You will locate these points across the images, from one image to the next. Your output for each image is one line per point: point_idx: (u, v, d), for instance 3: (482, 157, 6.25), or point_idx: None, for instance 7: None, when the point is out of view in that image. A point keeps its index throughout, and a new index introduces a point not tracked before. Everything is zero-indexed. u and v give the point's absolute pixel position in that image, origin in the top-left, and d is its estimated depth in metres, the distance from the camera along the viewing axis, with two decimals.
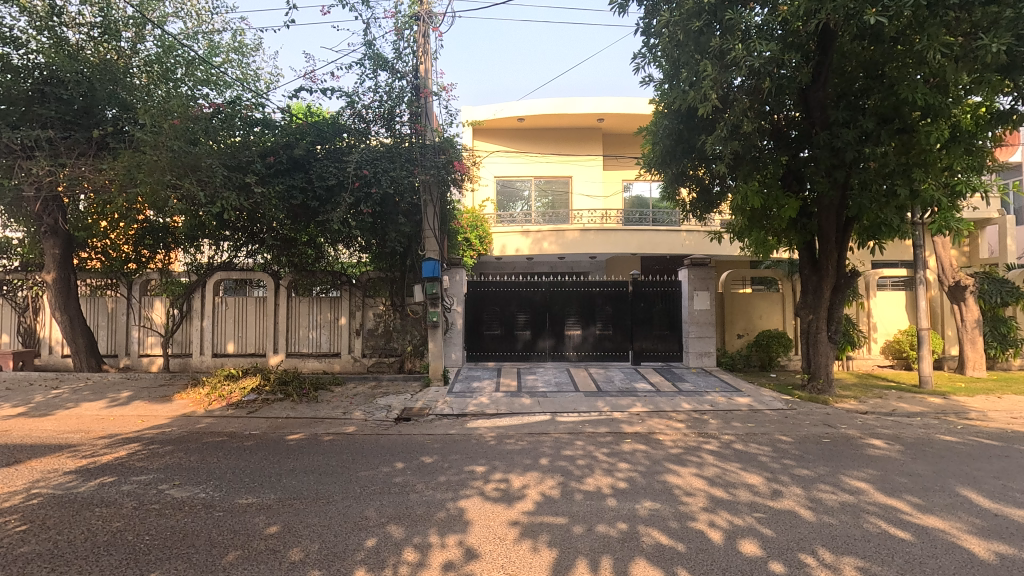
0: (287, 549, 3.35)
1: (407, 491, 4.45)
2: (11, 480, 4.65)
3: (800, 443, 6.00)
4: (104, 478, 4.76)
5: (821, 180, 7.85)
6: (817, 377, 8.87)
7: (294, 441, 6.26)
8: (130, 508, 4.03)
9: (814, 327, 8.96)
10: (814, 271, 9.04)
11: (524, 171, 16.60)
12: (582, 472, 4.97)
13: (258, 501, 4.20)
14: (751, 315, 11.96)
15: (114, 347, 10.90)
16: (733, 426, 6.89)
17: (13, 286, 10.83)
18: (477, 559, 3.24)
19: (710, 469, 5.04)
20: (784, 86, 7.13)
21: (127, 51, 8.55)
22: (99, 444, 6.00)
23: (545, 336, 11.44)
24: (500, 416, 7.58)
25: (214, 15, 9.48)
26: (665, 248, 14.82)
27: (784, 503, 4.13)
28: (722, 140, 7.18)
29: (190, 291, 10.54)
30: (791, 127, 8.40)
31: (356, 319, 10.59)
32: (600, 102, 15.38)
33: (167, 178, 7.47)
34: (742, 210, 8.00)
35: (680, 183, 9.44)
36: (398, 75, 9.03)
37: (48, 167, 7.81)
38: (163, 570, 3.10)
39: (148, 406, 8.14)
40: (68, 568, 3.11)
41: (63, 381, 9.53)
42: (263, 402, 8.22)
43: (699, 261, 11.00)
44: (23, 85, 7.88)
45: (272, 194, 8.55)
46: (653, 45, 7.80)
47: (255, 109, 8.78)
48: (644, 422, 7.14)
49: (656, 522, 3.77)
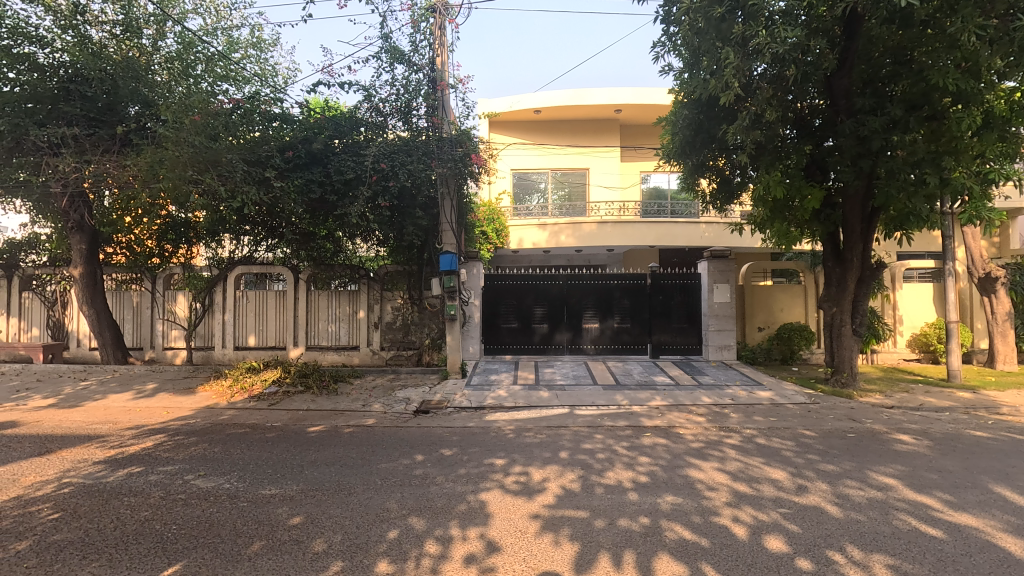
0: (310, 540, 3.38)
1: (427, 483, 4.47)
2: (43, 470, 4.77)
3: (825, 438, 5.89)
4: (132, 469, 4.85)
5: (846, 169, 7.62)
6: (841, 371, 8.70)
7: (314, 433, 6.32)
8: (157, 498, 4.11)
9: (838, 320, 8.78)
10: (838, 263, 8.83)
11: (540, 163, 16.55)
12: (603, 466, 4.94)
13: (281, 492, 4.25)
14: (773, 308, 11.78)
15: (139, 340, 11.12)
16: (755, 420, 6.80)
17: (42, 282, 11.09)
18: (499, 553, 3.24)
19: (732, 463, 4.97)
20: (809, 74, 6.99)
21: (149, 48, 8.69)
22: (126, 435, 6.12)
23: (562, 330, 11.39)
24: (518, 408, 7.57)
25: (233, 11, 9.58)
26: (683, 240, 14.61)
27: (810, 499, 4.05)
28: (743, 130, 7.08)
29: (212, 286, 10.75)
30: (815, 115, 8.17)
31: (374, 313, 10.71)
32: (616, 93, 15.20)
33: (188, 174, 7.57)
34: (764, 201, 7.81)
35: (700, 173, 9.32)
36: (415, 68, 9.02)
37: (74, 164, 7.97)
38: (190, 560, 3.14)
39: (173, 397, 8.30)
40: (99, 556, 3.18)
41: (91, 373, 9.75)
42: (284, 395, 8.32)
43: (720, 254, 10.97)
44: (49, 84, 8.00)
45: (291, 188, 8.59)
46: (673, 34, 7.67)
47: (273, 104, 8.86)
48: (664, 416, 7.07)
49: (678, 516, 3.72)
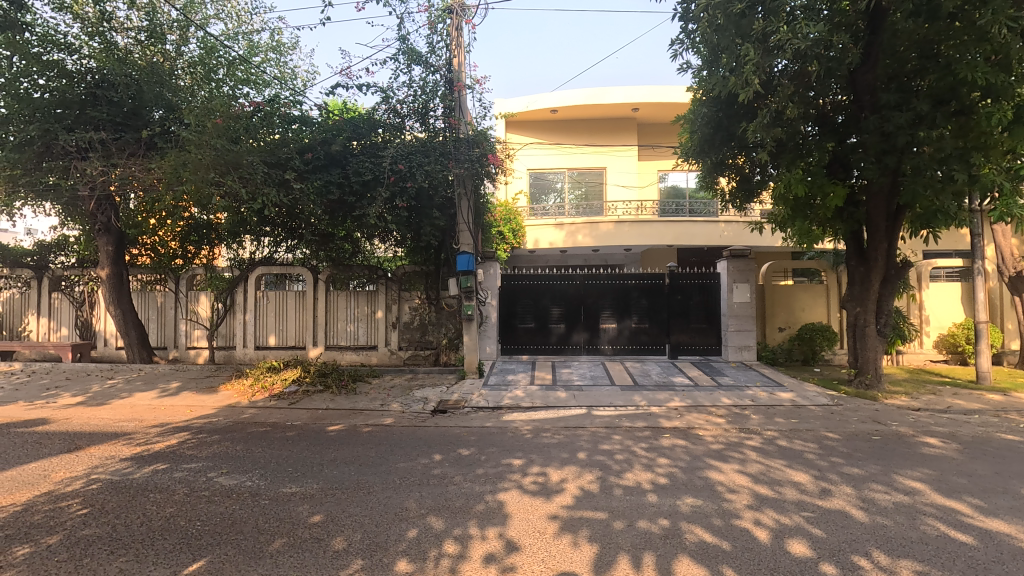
0: (330, 538, 3.41)
1: (445, 483, 4.48)
2: (72, 466, 4.90)
3: (848, 441, 5.78)
4: (157, 466, 4.96)
5: (871, 167, 7.42)
6: (865, 372, 8.52)
7: (333, 432, 6.38)
8: (182, 494, 4.19)
9: (861, 320, 8.59)
10: (861, 262, 8.65)
11: (557, 162, 16.52)
12: (621, 467, 4.90)
13: (302, 490, 4.30)
14: (794, 308, 11.60)
15: (163, 339, 11.34)
16: (776, 422, 6.70)
17: (71, 282, 11.38)
18: (517, 553, 3.23)
19: (753, 466, 4.90)
20: (832, 69, 6.85)
21: (172, 53, 8.87)
22: (152, 433, 6.25)
23: (579, 330, 11.34)
24: (535, 409, 7.56)
25: (253, 16, 9.74)
26: (702, 240, 14.48)
27: (834, 502, 3.97)
28: (763, 127, 6.96)
29: (233, 286, 10.91)
30: (838, 112, 8.00)
31: (392, 313, 10.80)
32: (633, 91, 15.11)
33: (211, 176, 7.70)
34: (785, 200, 7.67)
35: (719, 172, 9.19)
36: (432, 69, 9.07)
37: (101, 168, 8.18)
38: (214, 556, 3.19)
39: (196, 396, 8.43)
40: (127, 550, 3.25)
41: (117, 372, 9.96)
42: (304, 394, 8.42)
43: (739, 253, 10.83)
44: (77, 89, 8.19)
45: (310, 190, 8.67)
46: (691, 31, 7.59)
47: (293, 107, 9.00)
48: (683, 417, 6.99)
49: (699, 519, 3.68)
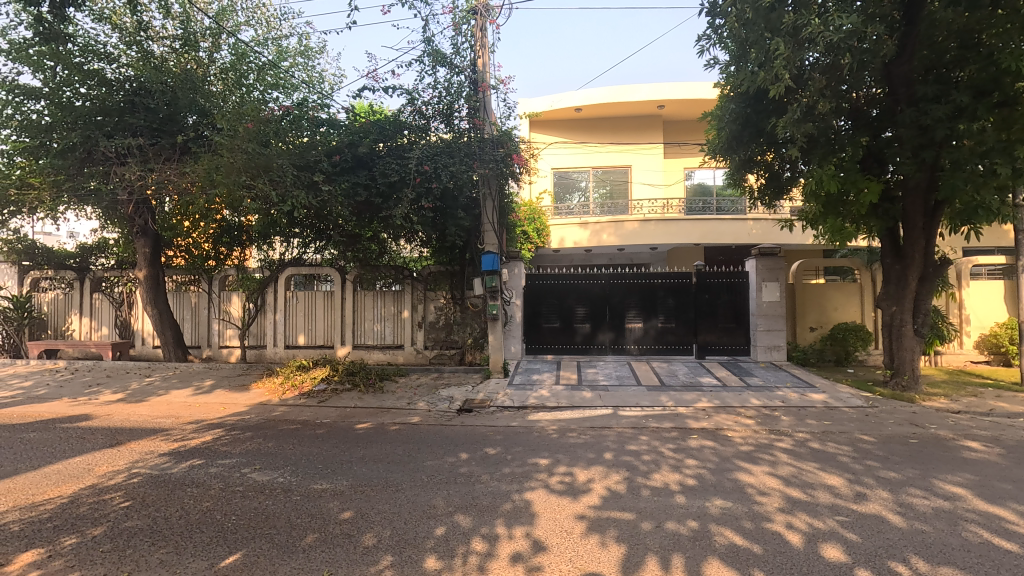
0: (360, 534, 3.47)
1: (472, 481, 4.51)
2: (114, 460, 5.09)
3: (884, 444, 5.62)
4: (194, 461, 5.11)
5: (907, 161, 7.17)
6: (901, 373, 8.25)
7: (362, 430, 6.49)
8: (217, 489, 4.32)
9: (898, 320, 8.35)
10: (898, 260, 8.42)
11: (581, 161, 16.45)
12: (649, 468, 4.87)
13: (332, 486, 4.39)
14: (826, 307, 11.31)
15: (197, 338, 11.66)
16: (808, 424, 6.55)
17: (110, 283, 11.80)
18: (545, 552, 3.23)
19: (784, 468, 4.80)
20: (866, 61, 6.62)
21: (205, 60, 9.12)
22: (188, 429, 6.45)
23: (605, 329, 11.26)
24: (561, 408, 7.54)
25: (282, 21, 9.93)
26: (729, 238, 14.27)
27: (870, 507, 3.87)
28: (793, 123, 6.83)
29: (264, 286, 11.13)
30: (872, 105, 7.76)
31: (418, 312, 10.90)
32: (658, 88, 14.95)
33: (242, 179, 7.90)
34: (816, 196, 7.48)
35: (747, 169, 9.03)
36: (456, 70, 9.12)
37: (139, 172, 8.43)
38: (248, 549, 3.27)
39: (229, 394, 8.66)
40: (166, 543, 3.36)
41: (155, 371, 10.30)
42: (333, 392, 8.58)
43: (768, 250, 10.58)
44: (116, 97, 8.50)
45: (338, 192, 8.80)
46: (718, 26, 7.47)
47: (321, 109, 9.19)
48: (711, 418, 6.89)
49: (728, 521, 3.63)
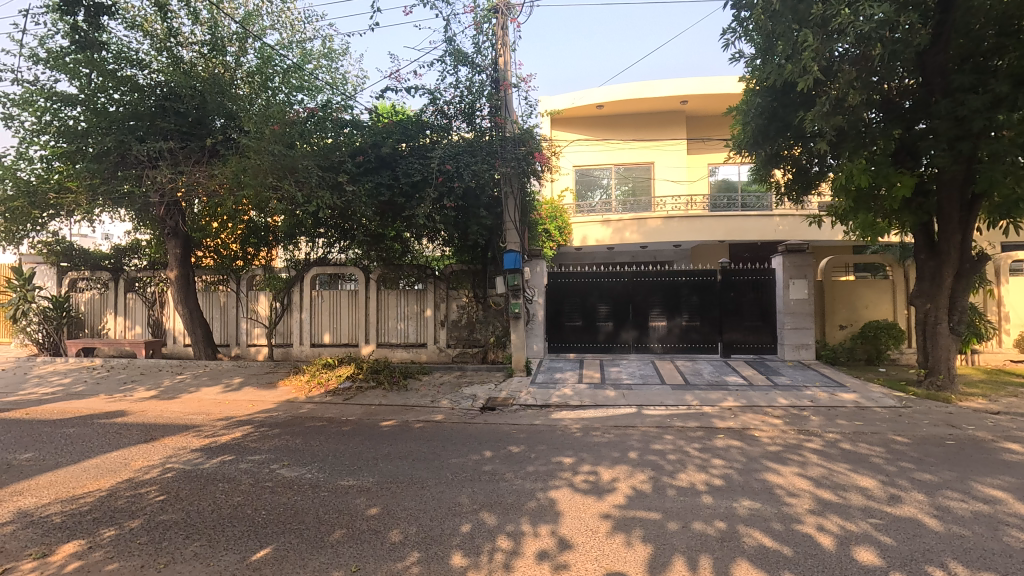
0: (387, 530, 3.51)
1: (497, 479, 4.52)
2: (148, 455, 5.24)
3: (919, 445, 5.46)
4: (225, 457, 5.23)
5: (942, 154, 6.96)
6: (936, 372, 8.01)
7: (387, 428, 6.56)
8: (248, 485, 4.41)
9: (932, 317, 8.09)
10: (932, 256, 8.16)
11: (603, 159, 16.34)
12: (674, 468, 4.81)
13: (358, 483, 4.44)
14: (857, 304, 11.02)
15: (226, 337, 11.90)
16: (838, 424, 6.40)
17: (143, 283, 12.14)
18: (570, 551, 3.23)
19: (815, 469, 4.71)
20: (898, 52, 6.41)
21: (233, 65, 9.32)
22: (218, 426, 6.60)
23: (628, 328, 11.18)
24: (584, 408, 7.50)
25: (306, 24, 10.09)
26: (755, 235, 14.05)
27: (905, 510, 3.77)
28: (821, 117, 6.68)
29: (290, 286, 11.30)
30: (904, 97, 7.48)
31: (441, 311, 10.97)
32: (682, 83, 14.76)
33: (269, 181, 8.07)
34: (846, 191, 7.27)
35: (774, 164, 8.86)
36: (478, 69, 9.15)
37: (169, 175, 8.66)
38: (279, 544, 3.34)
39: (257, 392, 8.85)
40: (199, 536, 3.45)
41: (186, 368, 10.58)
42: (357, 390, 8.69)
43: (796, 247, 10.39)
44: (148, 103, 8.73)
45: (362, 192, 8.88)
46: (744, 19, 7.34)
47: (344, 111, 9.29)
48: (738, 418, 6.78)
49: (757, 522, 3.57)
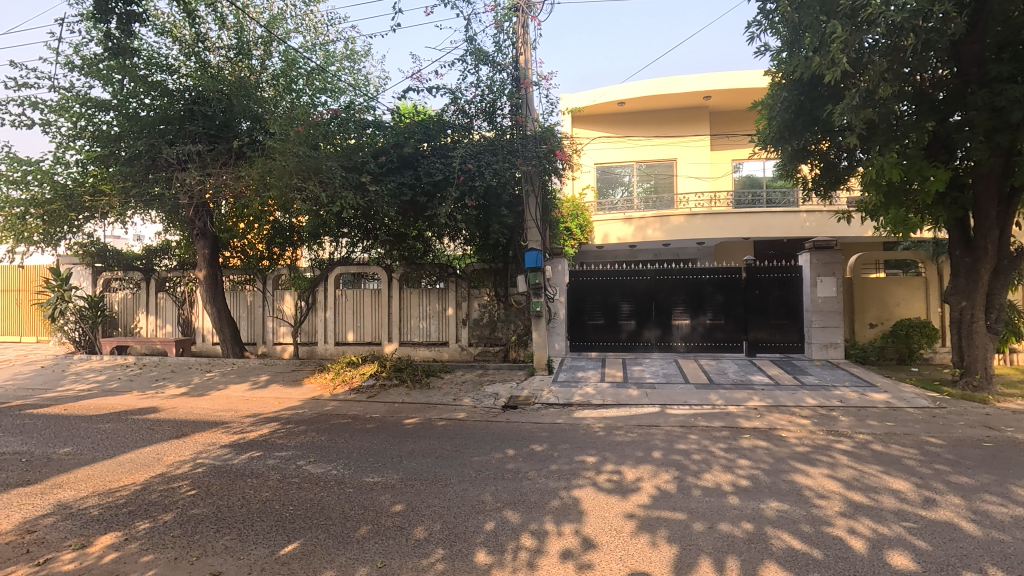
0: (412, 527, 3.53)
1: (520, 478, 4.52)
2: (180, 451, 5.38)
3: (955, 447, 5.29)
4: (253, 453, 5.34)
5: (980, 147, 6.70)
6: (972, 372, 7.74)
7: (410, 426, 6.62)
8: (275, 480, 4.49)
9: (968, 315, 7.84)
10: (968, 252, 7.86)
11: (624, 156, 16.19)
12: (699, 468, 4.75)
13: (383, 480, 4.49)
14: (887, 302, 10.70)
15: (252, 335, 12.12)
16: (869, 425, 6.25)
17: (173, 283, 12.45)
18: (595, 550, 3.21)
19: (844, 470, 4.60)
20: (933, 41, 6.20)
21: (258, 68, 9.49)
22: (246, 423, 6.74)
23: (651, 326, 11.07)
24: (606, 407, 7.46)
25: (329, 27, 10.23)
26: (781, 232, 13.80)
27: (941, 514, 3.66)
28: (851, 110, 6.52)
29: (315, 285, 11.48)
30: (938, 88, 7.28)
31: (462, 310, 11.02)
32: (705, 78, 14.55)
33: (293, 182, 8.20)
34: (876, 186, 7.03)
35: (801, 160, 8.67)
36: (499, 68, 9.15)
37: (198, 177, 8.85)
38: (306, 539, 3.39)
39: (283, 389, 9.02)
40: (230, 530, 3.53)
41: (215, 366, 10.83)
42: (381, 387, 8.80)
43: (823, 244, 10.17)
44: (177, 107, 8.94)
45: (385, 192, 8.97)
46: (769, 11, 7.21)
47: (367, 112, 9.38)
48: (764, 418, 6.66)
49: (786, 524, 3.51)
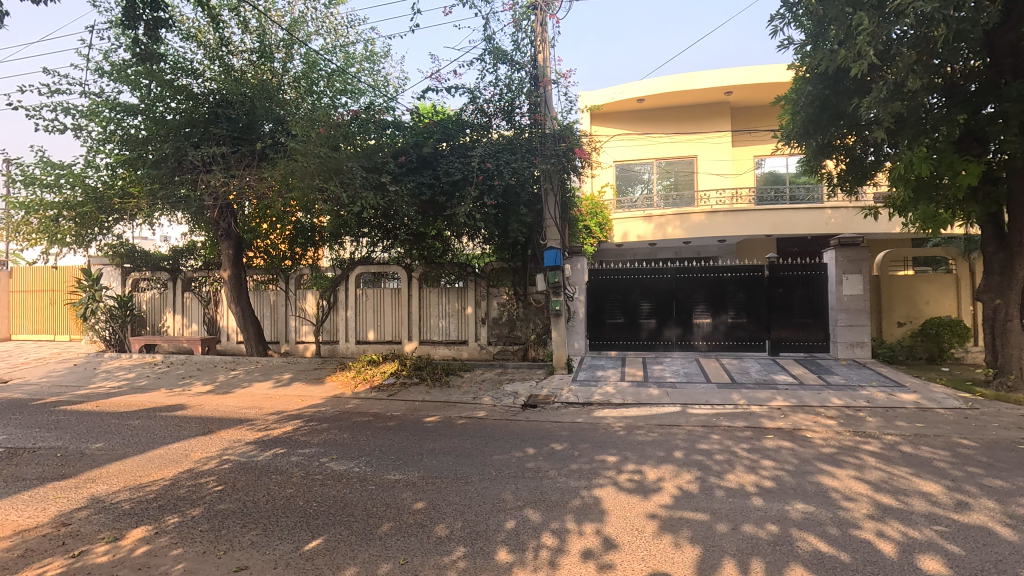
0: (433, 525, 3.56)
1: (541, 477, 4.52)
2: (207, 447, 5.49)
3: (988, 449, 5.13)
4: (277, 449, 5.43)
5: (1013, 139, 6.48)
6: (1006, 372, 7.51)
7: (430, 424, 6.67)
8: (299, 477, 4.56)
9: (1002, 313, 7.61)
10: (1002, 248, 7.64)
11: (644, 153, 16.06)
12: (722, 468, 4.70)
13: (404, 477, 4.53)
14: (916, 300, 10.46)
15: (276, 334, 12.31)
16: (897, 426, 6.10)
17: (199, 283, 12.72)
18: (616, 550, 3.19)
19: (873, 472, 4.50)
20: (965, 31, 6.03)
21: (280, 70, 9.61)
22: (270, 420, 6.85)
23: (671, 325, 10.96)
24: (626, 406, 7.41)
25: (349, 29, 10.33)
26: (804, 229, 13.56)
27: (974, 517, 3.56)
28: (879, 103, 6.37)
29: (336, 284, 11.63)
30: (970, 79, 7.06)
31: (481, 308, 11.04)
32: (726, 73, 14.35)
33: (315, 182, 8.31)
34: (904, 181, 6.86)
35: (825, 155, 8.49)
36: (517, 67, 9.14)
37: (222, 179, 9.02)
38: (329, 535, 3.43)
39: (306, 387, 9.16)
40: (255, 525, 3.59)
41: (239, 364, 11.04)
42: (401, 386, 8.87)
43: (849, 241, 9.95)
44: (202, 110, 9.11)
45: (404, 192, 9.04)
46: (793, 4, 7.08)
47: (386, 112, 9.44)
48: (788, 418, 6.55)
49: (812, 526, 3.45)
